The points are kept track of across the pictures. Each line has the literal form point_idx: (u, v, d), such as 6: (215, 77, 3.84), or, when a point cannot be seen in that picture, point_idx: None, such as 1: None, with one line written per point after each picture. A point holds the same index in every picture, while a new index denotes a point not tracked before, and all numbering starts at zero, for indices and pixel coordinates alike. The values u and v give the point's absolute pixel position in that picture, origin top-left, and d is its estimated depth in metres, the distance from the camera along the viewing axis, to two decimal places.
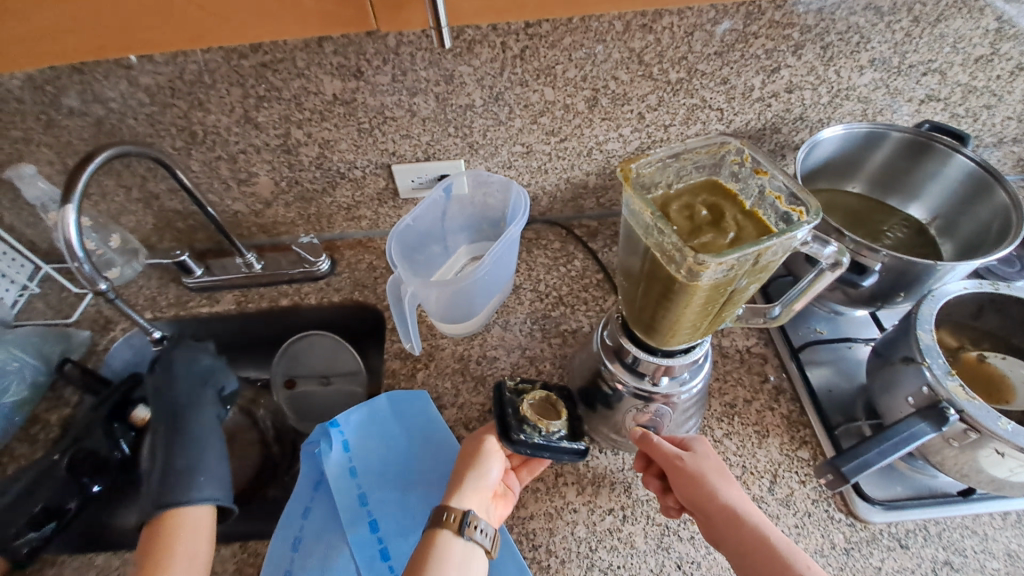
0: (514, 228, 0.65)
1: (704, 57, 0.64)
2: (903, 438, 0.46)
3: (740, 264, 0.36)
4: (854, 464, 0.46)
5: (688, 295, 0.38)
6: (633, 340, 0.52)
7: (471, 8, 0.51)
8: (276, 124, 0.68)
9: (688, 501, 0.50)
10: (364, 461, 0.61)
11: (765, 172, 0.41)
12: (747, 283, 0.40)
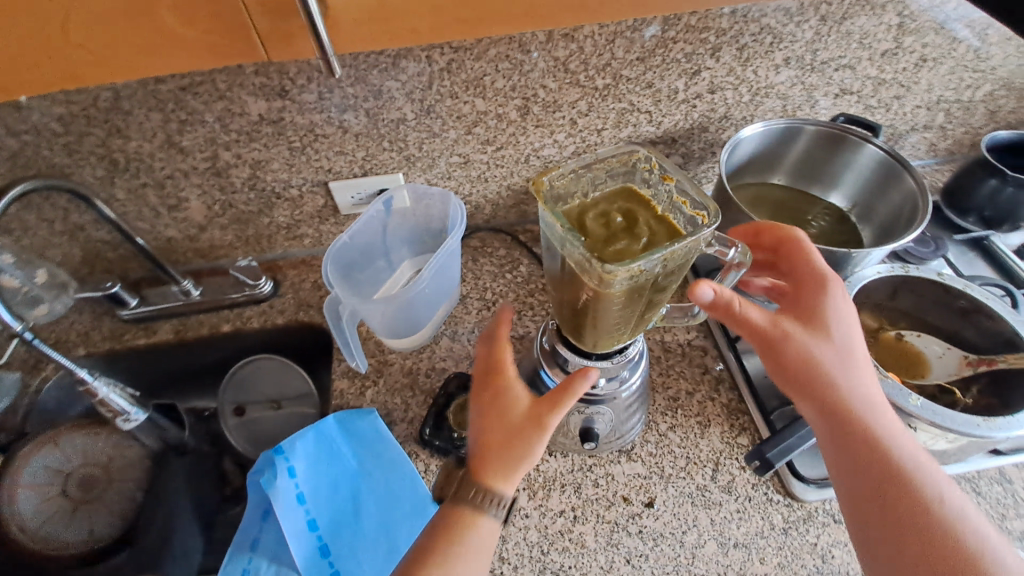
0: (450, 241, 0.65)
1: (628, 62, 0.65)
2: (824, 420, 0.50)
3: (647, 271, 0.38)
4: (776, 451, 0.55)
5: (605, 302, 0.39)
6: (569, 347, 0.53)
7: (359, 35, 0.56)
8: (202, 148, 0.67)
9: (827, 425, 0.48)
10: (313, 485, 0.60)
11: (672, 177, 0.42)
12: (663, 284, 0.42)
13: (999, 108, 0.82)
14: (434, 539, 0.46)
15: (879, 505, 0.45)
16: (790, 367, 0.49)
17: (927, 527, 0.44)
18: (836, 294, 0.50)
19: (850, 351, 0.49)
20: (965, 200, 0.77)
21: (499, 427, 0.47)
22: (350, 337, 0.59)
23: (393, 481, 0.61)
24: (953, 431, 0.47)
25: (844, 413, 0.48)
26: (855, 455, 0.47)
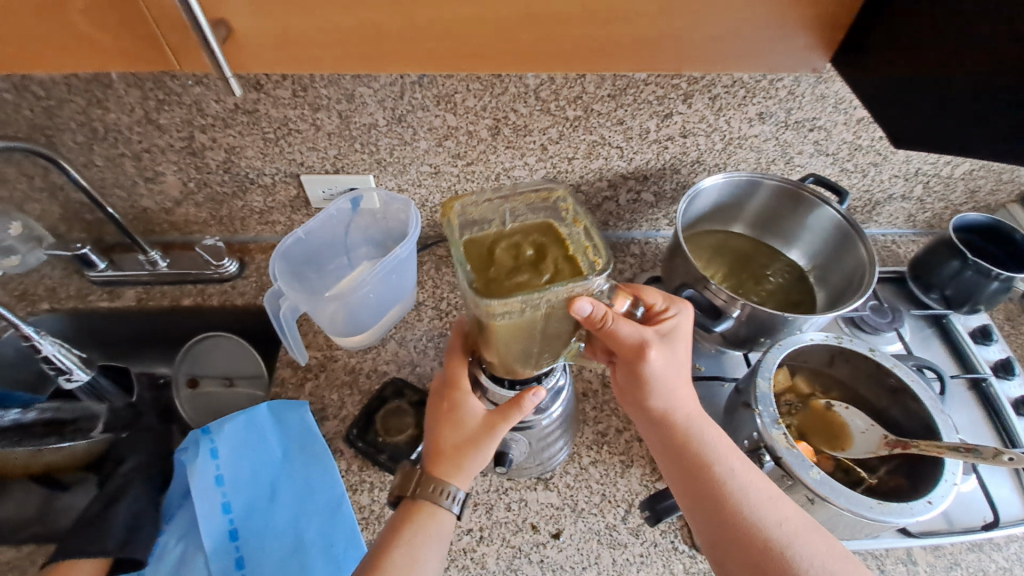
0: (399, 249, 0.67)
1: (599, 98, 0.66)
2: None
3: (529, 304, 0.41)
4: (665, 503, 0.56)
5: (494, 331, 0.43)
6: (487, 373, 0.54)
7: (266, 58, 0.56)
8: (179, 128, 0.69)
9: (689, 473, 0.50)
10: (233, 470, 0.62)
11: (581, 222, 0.47)
12: (559, 320, 0.46)
13: (977, 187, 0.82)
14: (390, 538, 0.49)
15: (722, 544, 0.47)
16: (643, 418, 0.53)
17: (766, 561, 0.45)
18: (679, 347, 0.51)
19: (685, 408, 0.52)
20: (928, 275, 0.77)
21: (450, 432, 0.52)
22: (287, 330, 0.60)
23: (312, 475, 0.62)
24: (850, 513, 0.47)
25: (681, 459, 0.51)
26: (694, 499, 0.49)
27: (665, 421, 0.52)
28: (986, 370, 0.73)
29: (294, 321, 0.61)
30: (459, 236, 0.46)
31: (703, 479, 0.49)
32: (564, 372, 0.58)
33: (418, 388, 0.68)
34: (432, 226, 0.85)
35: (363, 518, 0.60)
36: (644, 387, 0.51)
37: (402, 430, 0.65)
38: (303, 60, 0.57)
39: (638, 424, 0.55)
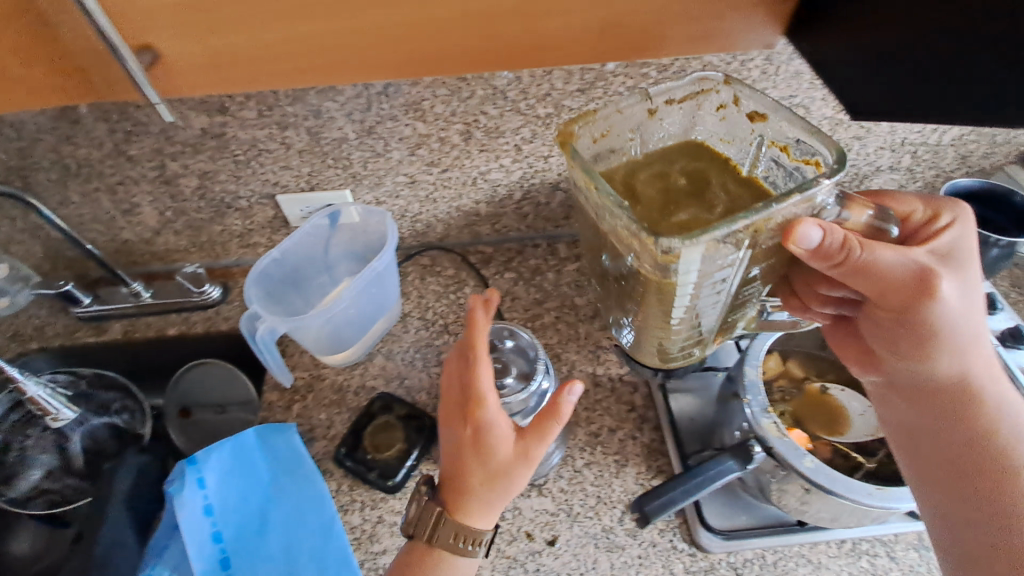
0: (375, 264, 0.65)
1: (568, 93, 0.65)
2: (709, 476, 0.48)
3: (727, 241, 0.44)
4: (655, 505, 0.49)
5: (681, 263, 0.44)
6: None
7: (189, 81, 0.60)
8: (150, 157, 0.69)
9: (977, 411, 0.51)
10: (222, 498, 0.61)
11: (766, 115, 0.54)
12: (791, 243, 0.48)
13: (970, 153, 0.79)
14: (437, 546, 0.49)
15: (963, 505, 0.49)
16: (908, 385, 0.54)
17: (999, 499, 0.47)
18: (968, 274, 0.49)
19: (981, 367, 0.51)
20: None
21: (479, 466, 0.48)
22: (266, 356, 0.59)
23: (302, 499, 0.61)
24: (846, 499, 0.46)
25: (931, 389, 0.52)
26: (950, 463, 0.50)
27: (942, 379, 0.52)
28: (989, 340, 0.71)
29: (273, 344, 0.60)
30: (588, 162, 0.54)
31: (973, 447, 0.50)
32: (549, 378, 0.57)
33: (407, 401, 0.67)
34: (414, 235, 0.84)
35: (355, 538, 0.59)
36: (923, 346, 0.50)
37: (391, 444, 0.63)
38: (232, 80, 0.61)
39: (894, 389, 0.55)
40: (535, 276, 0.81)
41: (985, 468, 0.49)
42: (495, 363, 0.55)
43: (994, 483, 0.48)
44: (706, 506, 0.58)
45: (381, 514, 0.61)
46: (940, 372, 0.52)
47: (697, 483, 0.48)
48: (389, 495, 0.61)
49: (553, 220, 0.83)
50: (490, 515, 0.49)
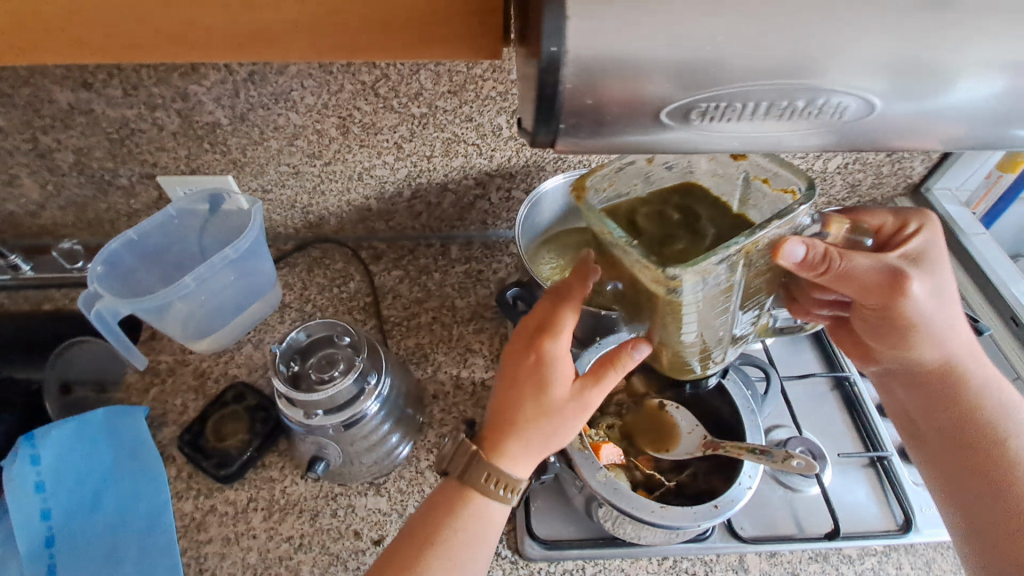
0: (227, 250, 0.65)
1: (439, 94, 0.65)
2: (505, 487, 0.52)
3: (719, 266, 0.41)
4: None
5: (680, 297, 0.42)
6: (286, 377, 0.54)
7: None
8: (20, 129, 0.68)
9: (953, 386, 0.55)
10: (56, 475, 0.60)
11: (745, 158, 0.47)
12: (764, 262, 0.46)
13: (857, 183, 0.80)
14: (422, 555, 0.46)
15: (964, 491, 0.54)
16: (904, 371, 0.58)
17: (998, 471, 0.52)
18: (938, 271, 0.50)
19: (962, 348, 0.54)
20: None
21: (528, 441, 0.47)
22: (101, 334, 0.60)
23: (139, 481, 0.61)
24: (626, 514, 0.47)
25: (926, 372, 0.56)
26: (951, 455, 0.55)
27: (923, 367, 0.56)
28: (852, 370, 0.70)
29: (106, 321, 0.61)
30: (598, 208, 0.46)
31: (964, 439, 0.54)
32: (382, 375, 0.58)
33: (261, 391, 0.67)
34: (307, 226, 0.82)
35: (183, 525, 0.59)
36: (907, 339, 0.53)
37: (237, 433, 0.64)
38: None
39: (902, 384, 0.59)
40: (422, 276, 0.81)
41: (992, 445, 0.53)
42: (321, 357, 0.56)
43: (986, 461, 0.53)
44: (536, 515, 0.59)
45: (214, 503, 0.61)
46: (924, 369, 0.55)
47: None
48: (225, 485, 0.61)
49: (447, 221, 0.82)
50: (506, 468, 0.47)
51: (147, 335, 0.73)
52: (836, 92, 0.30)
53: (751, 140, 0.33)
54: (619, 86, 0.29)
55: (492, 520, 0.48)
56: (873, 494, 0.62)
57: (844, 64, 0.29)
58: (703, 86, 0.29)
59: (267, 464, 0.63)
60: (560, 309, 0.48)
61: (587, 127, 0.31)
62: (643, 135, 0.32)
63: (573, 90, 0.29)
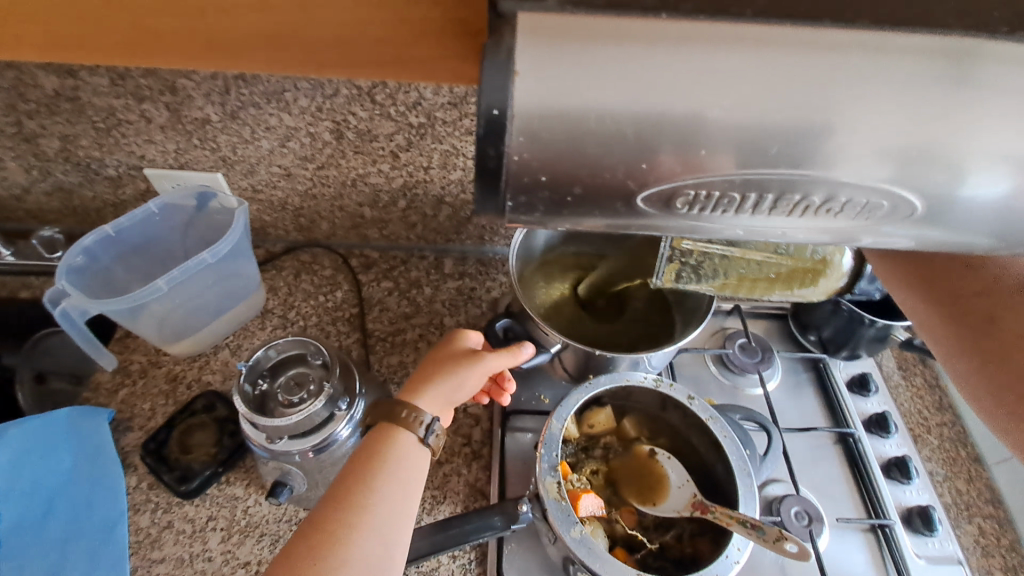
0: (205, 254, 0.62)
1: (439, 105, 0.61)
2: (471, 533, 0.47)
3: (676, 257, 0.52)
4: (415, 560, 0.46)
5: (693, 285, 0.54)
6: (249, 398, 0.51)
7: None
8: (5, 112, 0.65)
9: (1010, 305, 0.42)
10: (10, 477, 0.57)
11: None
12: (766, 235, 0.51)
13: None
14: (336, 523, 0.39)
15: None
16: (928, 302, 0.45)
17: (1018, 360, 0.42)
18: None
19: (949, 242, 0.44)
20: (807, 316, 0.72)
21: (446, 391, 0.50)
22: (65, 332, 0.57)
23: (96, 491, 0.58)
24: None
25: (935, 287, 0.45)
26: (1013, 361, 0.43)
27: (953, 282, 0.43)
28: (857, 426, 0.66)
29: (69, 319, 0.58)
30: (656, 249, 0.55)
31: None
32: (356, 399, 0.54)
33: (232, 401, 0.64)
34: (299, 230, 0.79)
35: (137, 541, 0.56)
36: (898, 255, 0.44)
37: (205, 444, 0.61)
38: None
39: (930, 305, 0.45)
40: (412, 289, 0.78)
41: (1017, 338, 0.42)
42: (291, 378, 0.53)
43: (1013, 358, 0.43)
44: (508, 557, 0.55)
45: (172, 519, 0.57)
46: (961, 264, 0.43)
47: (464, 533, 0.47)
48: (184, 500, 0.58)
49: (442, 233, 0.79)
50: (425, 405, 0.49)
51: (122, 332, 0.71)
52: (851, 186, 0.26)
53: (756, 231, 0.30)
54: (585, 165, 0.26)
55: (414, 466, 0.44)
56: (873, 563, 0.58)
57: (848, 163, 0.26)
58: (680, 174, 0.27)
59: (231, 481, 0.59)
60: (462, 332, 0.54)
61: (542, 209, 0.29)
62: (613, 218, 0.29)
63: (522, 162, 0.27)
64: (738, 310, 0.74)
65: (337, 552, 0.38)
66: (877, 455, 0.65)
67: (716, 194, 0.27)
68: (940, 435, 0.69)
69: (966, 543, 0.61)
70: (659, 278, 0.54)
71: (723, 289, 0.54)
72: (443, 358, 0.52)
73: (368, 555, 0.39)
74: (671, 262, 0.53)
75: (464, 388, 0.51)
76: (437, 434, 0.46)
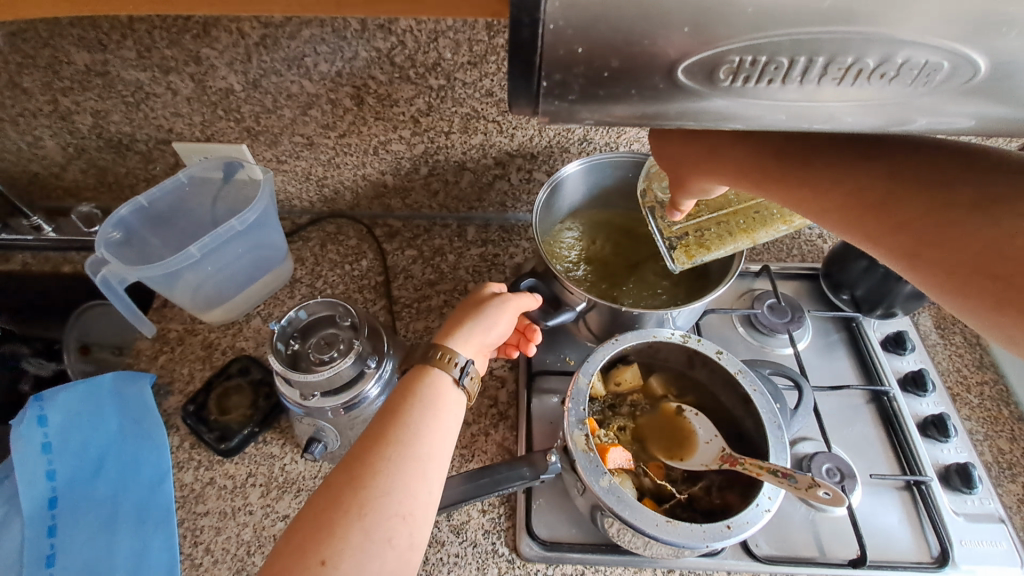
0: (234, 221, 0.64)
1: (459, 65, 0.61)
2: (499, 482, 0.47)
3: (672, 237, 0.59)
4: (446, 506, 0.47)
5: (694, 246, 0.58)
6: (282, 358, 0.52)
7: None
8: (41, 90, 0.67)
9: (997, 231, 0.32)
10: (63, 439, 0.60)
11: None
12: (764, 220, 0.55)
13: None
14: (372, 456, 0.40)
15: (1007, 265, 0.32)
16: (923, 242, 0.35)
17: None
18: (802, 168, 0.39)
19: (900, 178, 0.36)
20: (840, 274, 0.70)
21: (478, 337, 0.51)
22: (107, 300, 0.60)
23: (141, 449, 0.61)
24: (627, 525, 0.43)
25: (914, 226, 0.35)
26: (935, 234, 0.34)
27: (933, 216, 0.34)
28: (891, 385, 0.65)
29: (110, 283, 0.60)
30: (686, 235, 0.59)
31: (947, 189, 0.34)
32: (383, 358, 0.55)
33: (266, 365, 0.66)
34: (323, 201, 0.80)
35: (181, 496, 0.59)
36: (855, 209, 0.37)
37: (241, 406, 0.63)
38: None
39: (790, 203, 0.40)
40: (436, 257, 0.79)
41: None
42: (321, 337, 0.54)
43: None
44: (537, 512, 0.56)
45: (213, 476, 0.60)
46: (718, 137, 0.41)
47: (494, 481, 0.47)
48: (224, 458, 0.61)
49: (465, 201, 0.79)
50: (458, 347, 0.49)
51: (160, 302, 0.73)
52: (919, 47, 0.23)
53: (800, 114, 0.27)
54: (624, 33, 0.23)
55: (449, 406, 0.45)
56: (907, 521, 0.57)
57: (921, 16, 0.22)
58: (737, 39, 0.23)
59: (268, 441, 0.62)
60: (482, 286, 0.55)
61: (578, 90, 0.25)
62: (649, 102, 0.26)
63: (559, 32, 0.23)
64: (767, 271, 0.73)
65: (378, 480, 0.39)
66: (913, 414, 0.64)
67: (758, 60, 0.24)
68: (981, 393, 0.67)
69: (1010, 502, 0.59)
70: (677, 264, 0.59)
71: (752, 238, 0.56)
72: (466, 309, 0.53)
73: (408, 481, 0.39)
74: (676, 249, 0.59)
75: (493, 333, 0.52)
76: (471, 376, 0.47)
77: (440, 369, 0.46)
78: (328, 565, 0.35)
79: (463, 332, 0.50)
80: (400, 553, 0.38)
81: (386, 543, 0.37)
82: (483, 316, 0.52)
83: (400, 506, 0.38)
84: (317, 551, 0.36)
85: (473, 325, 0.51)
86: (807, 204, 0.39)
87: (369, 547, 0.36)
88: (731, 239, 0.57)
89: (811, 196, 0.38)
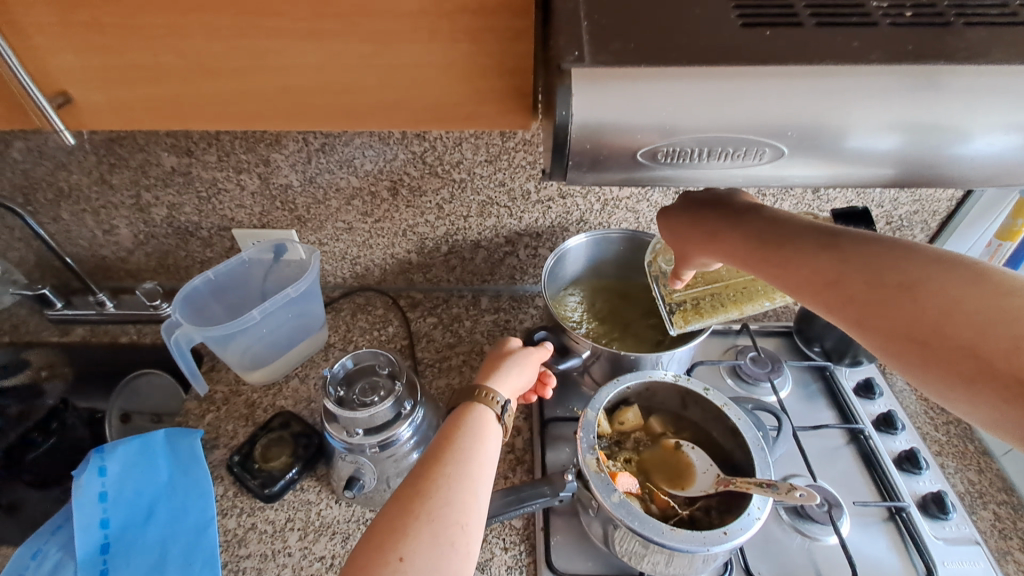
0: (290, 289, 0.74)
1: (477, 162, 0.76)
2: (522, 501, 0.54)
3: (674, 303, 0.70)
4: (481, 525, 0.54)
5: (689, 310, 0.69)
6: (337, 402, 0.60)
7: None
8: (128, 187, 0.81)
9: (919, 303, 0.37)
10: (118, 488, 0.66)
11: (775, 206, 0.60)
12: (754, 293, 0.65)
13: None
14: (430, 472, 0.47)
15: (925, 331, 0.36)
16: (865, 311, 0.40)
17: (952, 340, 0.35)
18: (773, 250, 0.46)
19: (848, 259, 0.42)
20: (809, 328, 0.80)
21: (513, 379, 0.60)
22: (176, 360, 0.69)
23: (189, 496, 0.66)
24: (638, 535, 0.50)
25: (856, 297, 0.40)
26: (873, 304, 0.39)
27: (873, 290, 0.40)
28: (865, 424, 0.73)
29: (180, 347, 0.70)
30: (685, 301, 0.70)
31: (884, 268, 0.40)
32: (417, 405, 0.63)
33: (305, 420, 0.73)
34: (354, 277, 0.92)
35: (225, 541, 0.64)
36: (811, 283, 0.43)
37: (282, 455, 0.70)
38: None
39: (768, 277, 0.47)
40: (454, 323, 0.89)
41: (937, 328, 0.36)
42: (366, 384, 0.63)
43: (949, 345, 0.35)
44: (555, 548, 0.61)
45: (255, 521, 0.65)
46: (716, 226, 0.51)
47: (519, 500, 0.55)
48: (266, 505, 0.66)
49: (478, 275, 0.91)
50: (499, 388, 0.58)
51: (208, 367, 0.82)
52: (846, 141, 0.33)
53: (754, 178, 0.36)
54: (620, 130, 0.33)
55: (491, 433, 0.53)
56: (894, 548, 0.62)
57: (846, 126, 0.33)
58: (690, 140, 0.33)
59: (306, 488, 0.68)
60: (505, 339, 0.65)
61: (586, 165, 0.35)
62: (626, 172, 0.36)
63: (580, 144, 0.34)
64: (747, 329, 0.83)
65: (438, 492, 0.46)
66: (889, 451, 0.71)
67: (687, 151, 0.34)
68: (948, 432, 0.74)
69: (984, 528, 0.65)
70: (674, 326, 0.69)
71: (740, 309, 0.66)
72: (498, 358, 0.62)
73: (463, 496, 0.46)
74: (675, 313, 0.69)
75: (523, 378, 0.61)
76: (508, 414, 0.56)
77: (485, 406, 0.54)
78: (404, 560, 0.42)
79: (500, 377, 0.59)
80: (461, 556, 0.44)
81: (449, 546, 0.43)
82: (513, 362, 0.61)
83: (458, 516, 0.45)
84: (395, 549, 0.42)
85: (507, 369, 0.60)
86: (777, 279, 0.46)
87: (435, 544, 0.43)
88: (725, 307, 0.67)
89: (779, 273, 0.46)
